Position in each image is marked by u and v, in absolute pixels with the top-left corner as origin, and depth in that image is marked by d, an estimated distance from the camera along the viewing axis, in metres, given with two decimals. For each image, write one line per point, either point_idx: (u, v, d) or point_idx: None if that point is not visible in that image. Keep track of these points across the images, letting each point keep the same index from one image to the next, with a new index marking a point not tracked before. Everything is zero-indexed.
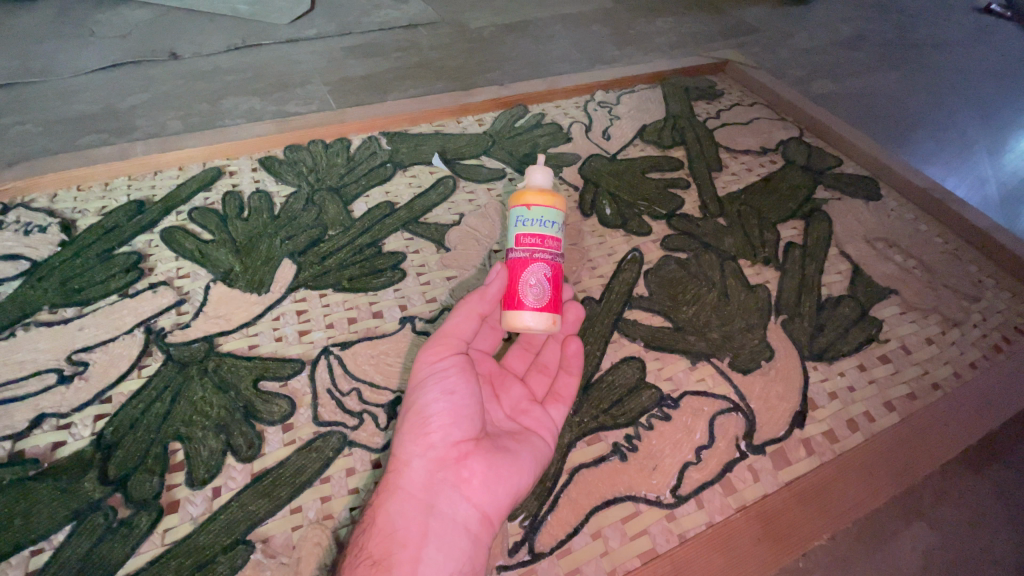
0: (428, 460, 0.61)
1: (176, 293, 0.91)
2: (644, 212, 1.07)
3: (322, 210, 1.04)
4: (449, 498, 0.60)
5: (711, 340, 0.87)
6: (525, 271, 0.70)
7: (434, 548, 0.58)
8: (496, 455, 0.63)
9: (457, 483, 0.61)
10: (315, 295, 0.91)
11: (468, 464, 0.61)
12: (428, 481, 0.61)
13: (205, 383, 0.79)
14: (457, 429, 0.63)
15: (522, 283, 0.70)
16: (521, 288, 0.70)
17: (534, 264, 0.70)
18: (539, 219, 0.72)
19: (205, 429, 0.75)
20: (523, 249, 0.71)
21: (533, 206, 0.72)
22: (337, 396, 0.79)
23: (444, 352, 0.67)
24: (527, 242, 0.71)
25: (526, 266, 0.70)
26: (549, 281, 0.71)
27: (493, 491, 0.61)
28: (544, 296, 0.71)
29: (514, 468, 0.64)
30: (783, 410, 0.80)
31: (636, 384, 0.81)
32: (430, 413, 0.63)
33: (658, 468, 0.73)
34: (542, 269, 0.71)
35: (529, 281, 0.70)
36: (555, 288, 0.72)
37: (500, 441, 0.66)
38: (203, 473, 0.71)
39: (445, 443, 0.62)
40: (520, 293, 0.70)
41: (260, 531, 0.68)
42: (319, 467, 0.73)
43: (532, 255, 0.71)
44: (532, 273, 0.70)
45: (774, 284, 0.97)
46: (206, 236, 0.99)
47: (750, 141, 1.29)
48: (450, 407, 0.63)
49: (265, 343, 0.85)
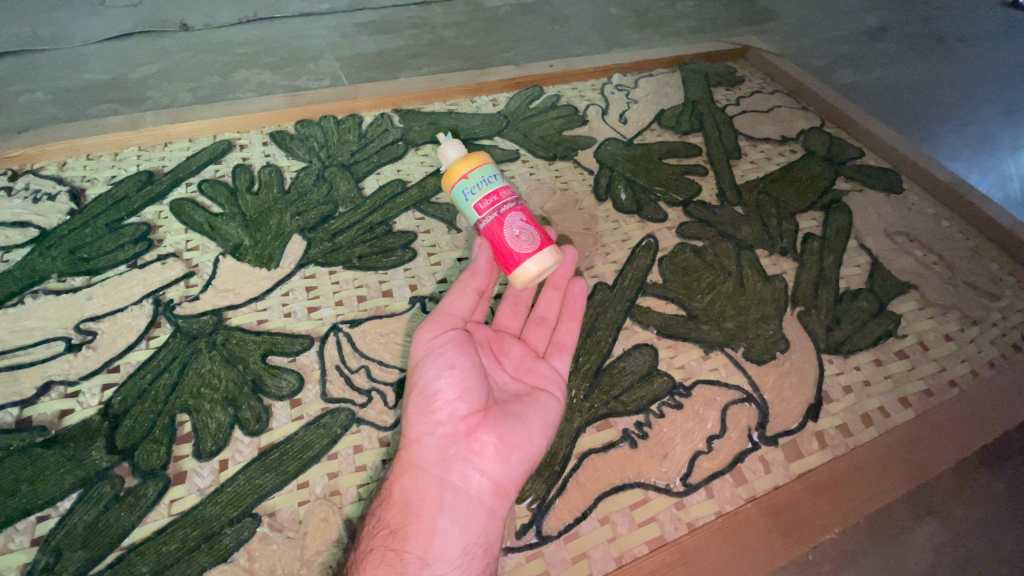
0: (438, 435, 0.62)
1: (185, 265, 0.90)
2: (660, 198, 1.05)
3: (333, 187, 1.03)
4: (462, 471, 0.60)
5: (725, 330, 0.85)
6: (502, 227, 0.70)
7: (449, 519, 0.58)
8: (507, 425, 0.63)
9: (469, 457, 0.61)
10: (325, 272, 0.90)
11: (478, 438, 0.61)
12: (440, 456, 0.61)
13: (214, 357, 0.78)
14: (464, 404, 0.62)
15: (507, 238, 0.70)
16: (508, 242, 0.70)
17: (503, 222, 0.70)
18: (482, 185, 0.73)
19: (213, 401, 0.74)
20: (488, 213, 0.72)
21: (472, 174, 0.73)
22: (346, 373, 0.78)
23: (444, 331, 0.67)
24: (487, 206, 0.72)
25: (501, 225, 0.71)
26: (528, 227, 0.71)
27: (506, 461, 0.61)
28: (533, 237, 0.71)
29: (525, 435, 0.63)
30: (798, 401, 0.78)
31: (647, 371, 0.79)
32: (436, 390, 0.63)
33: (669, 455, 0.71)
34: (516, 218, 0.71)
35: (513, 234, 0.70)
36: (538, 227, 0.73)
37: (509, 408, 0.65)
38: (211, 444, 0.70)
39: (454, 418, 0.62)
40: (512, 249, 0.70)
41: (267, 504, 0.66)
42: (327, 444, 0.71)
43: (498, 214, 0.71)
44: (511, 226, 0.70)
45: (791, 275, 0.94)
46: (216, 209, 0.99)
47: (768, 131, 1.27)
48: (454, 381, 0.63)
49: (274, 318, 0.84)
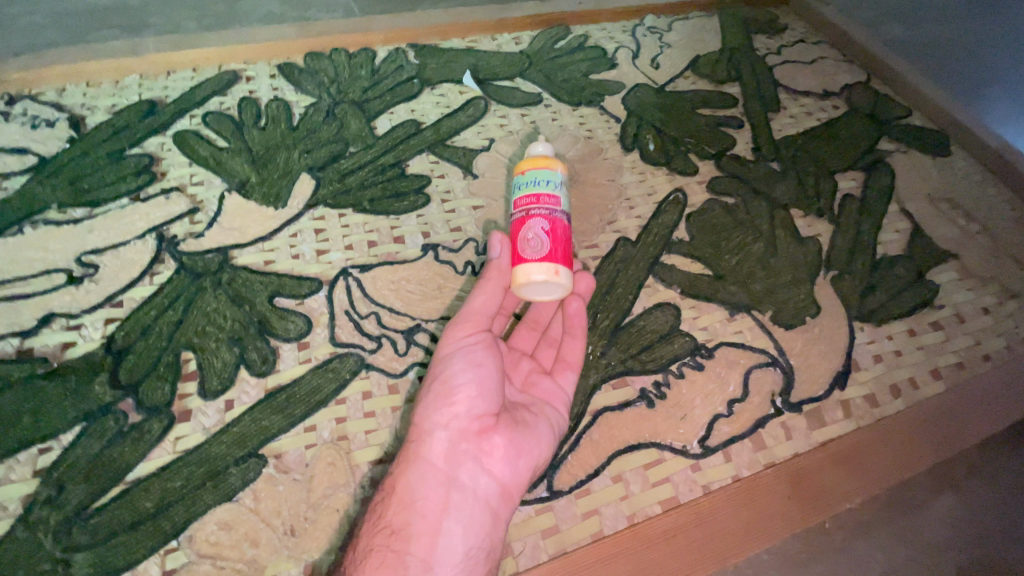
0: (451, 432, 0.57)
1: (189, 200, 0.87)
2: (691, 151, 0.99)
3: (343, 125, 0.97)
4: (471, 470, 0.57)
5: (754, 292, 0.80)
6: (521, 230, 0.64)
7: (454, 521, 0.54)
8: (520, 429, 0.59)
9: (480, 457, 0.57)
10: (334, 214, 0.86)
11: (492, 439, 0.57)
12: (451, 454, 0.57)
13: (219, 296, 0.75)
14: (483, 404, 0.58)
15: (519, 240, 0.64)
16: (517, 244, 0.64)
17: (525, 222, 0.64)
18: (533, 187, 0.67)
19: (219, 341, 0.71)
20: (519, 210, 0.66)
21: (529, 172, 0.68)
22: (354, 319, 0.75)
23: (471, 328, 0.62)
24: (523, 203, 0.66)
25: (522, 224, 0.64)
26: (546, 237, 0.63)
27: (514, 465, 0.58)
28: (543, 248, 0.63)
29: (535, 442, 0.60)
30: (826, 369, 0.74)
31: (668, 330, 0.76)
32: (456, 385, 0.58)
33: (688, 417, 0.69)
34: (539, 224, 0.64)
35: (526, 237, 0.63)
36: (560, 242, 0.64)
37: (521, 413, 0.61)
38: (216, 384, 0.68)
39: (471, 416, 0.58)
40: (517, 249, 0.63)
41: (272, 447, 0.64)
42: (335, 388, 0.68)
43: (528, 213, 0.65)
44: (528, 228, 0.64)
45: (826, 238, 0.89)
46: (221, 143, 0.94)
47: (809, 84, 1.18)
48: (476, 380, 0.59)
49: (281, 260, 0.80)
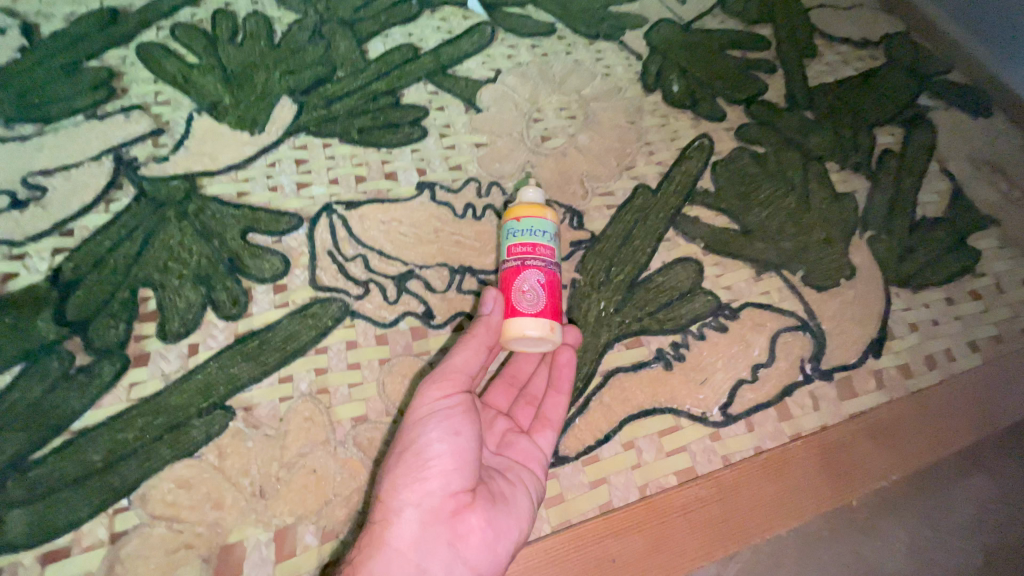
0: (422, 511, 0.46)
1: (153, 121, 0.76)
2: (719, 94, 0.89)
3: (331, 46, 0.86)
4: (442, 560, 0.45)
5: (783, 250, 0.73)
6: (515, 281, 0.56)
7: None
8: (502, 507, 0.49)
9: (454, 543, 0.46)
10: (319, 144, 0.76)
11: (469, 521, 0.47)
12: (418, 539, 0.45)
13: (185, 228, 0.66)
14: (461, 478, 0.47)
15: (513, 290, 0.55)
16: (510, 295, 0.55)
17: (519, 277, 0.56)
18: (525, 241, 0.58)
19: (183, 278, 0.63)
20: (513, 258, 0.57)
21: (524, 219, 0.59)
22: (339, 260, 0.66)
23: (450, 386, 0.51)
24: (517, 252, 0.57)
25: (516, 274, 0.56)
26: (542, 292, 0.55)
27: (493, 552, 0.47)
28: (540, 303, 0.55)
29: (517, 521, 0.50)
30: (859, 336, 0.68)
31: (689, 288, 0.68)
32: (433, 456, 0.47)
33: (709, 381, 0.62)
34: (536, 275, 0.56)
35: (521, 288, 0.55)
36: (556, 297, 0.57)
37: (503, 485, 0.51)
38: (178, 326, 0.60)
39: (446, 493, 0.47)
40: (511, 301, 0.55)
41: (242, 398, 0.56)
42: (315, 336, 0.60)
43: (523, 263, 0.56)
44: (525, 279, 0.55)
45: (863, 195, 0.81)
46: (191, 59, 0.82)
47: (849, 30, 1.06)
48: (455, 450, 0.48)
49: (257, 192, 0.71)
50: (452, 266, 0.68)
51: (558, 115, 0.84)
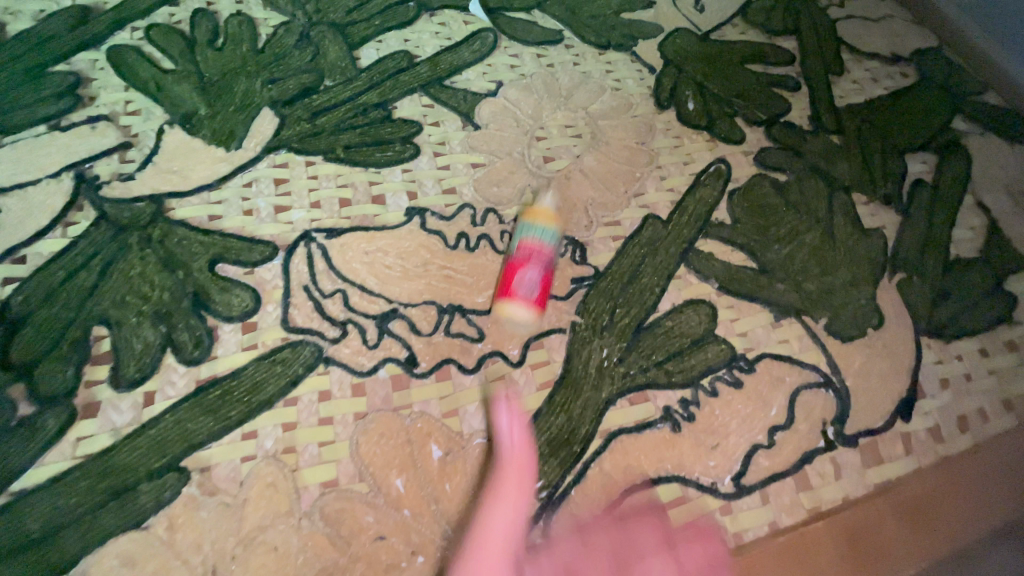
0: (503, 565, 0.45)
1: (121, 133, 0.69)
2: (738, 114, 0.82)
3: (319, 52, 0.79)
4: None
5: (806, 294, 0.66)
6: (517, 267, 0.59)
7: None
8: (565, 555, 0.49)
9: None
10: (300, 162, 0.70)
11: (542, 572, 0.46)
12: None
13: (146, 257, 0.60)
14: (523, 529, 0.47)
15: (513, 277, 0.59)
16: (509, 282, 0.59)
17: (522, 258, 0.59)
18: (533, 232, 0.61)
19: (141, 315, 0.57)
20: (519, 247, 0.61)
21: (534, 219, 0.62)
22: (315, 297, 0.60)
23: (496, 469, 0.51)
24: (524, 241, 0.61)
25: (519, 263, 0.60)
26: (536, 283, 0.59)
27: None
28: (534, 292, 0.59)
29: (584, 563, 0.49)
30: (886, 395, 0.62)
31: (701, 335, 0.62)
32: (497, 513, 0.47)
33: (720, 446, 0.56)
34: (537, 270, 0.59)
35: (522, 275, 0.59)
36: (549, 290, 0.60)
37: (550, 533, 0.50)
38: (133, 372, 0.54)
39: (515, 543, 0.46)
40: (509, 285, 0.59)
41: (199, 457, 0.51)
42: (284, 386, 0.54)
43: (528, 253, 0.60)
44: (525, 269, 0.59)
45: (893, 231, 0.74)
46: (167, 64, 0.76)
47: (878, 46, 0.98)
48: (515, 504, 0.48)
49: (229, 215, 0.64)
50: (441, 304, 0.61)
51: (563, 134, 0.77)
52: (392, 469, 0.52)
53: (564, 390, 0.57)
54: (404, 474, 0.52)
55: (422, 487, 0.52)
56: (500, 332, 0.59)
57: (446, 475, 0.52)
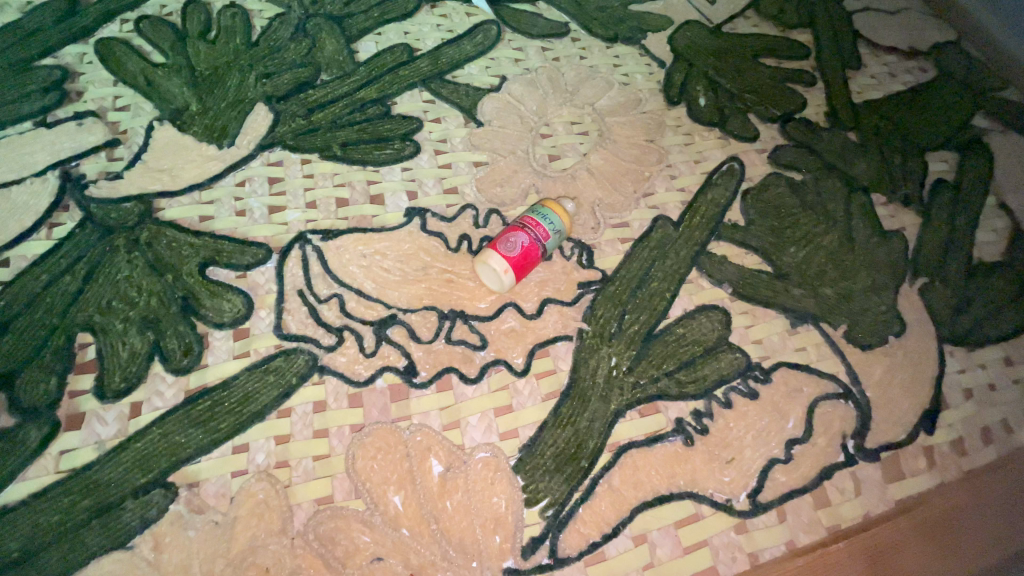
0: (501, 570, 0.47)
1: (109, 130, 0.67)
2: (751, 110, 0.79)
3: (316, 46, 0.76)
4: None
5: (824, 299, 0.63)
6: (515, 230, 0.59)
7: None
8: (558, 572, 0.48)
9: None
10: (295, 160, 0.67)
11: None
12: None
13: (134, 260, 0.57)
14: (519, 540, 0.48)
15: (505, 235, 0.59)
16: (501, 236, 0.59)
17: (519, 225, 0.59)
18: (542, 210, 0.61)
19: (128, 322, 0.54)
20: (523, 218, 0.61)
21: (547, 206, 0.62)
22: (311, 302, 0.57)
23: (497, 487, 0.50)
24: (528, 217, 0.60)
25: (518, 227, 0.59)
26: (518, 245, 0.58)
27: None
28: (512, 251, 0.58)
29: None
30: (906, 407, 0.59)
31: (714, 343, 0.59)
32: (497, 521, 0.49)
33: (735, 460, 0.53)
34: (527, 239, 0.59)
35: (514, 235, 0.59)
36: (529, 264, 0.59)
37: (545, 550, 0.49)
38: (119, 382, 0.52)
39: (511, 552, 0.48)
40: (498, 238, 0.59)
41: (188, 472, 0.48)
42: (276, 397, 0.52)
43: (528, 224, 0.60)
44: (519, 232, 0.59)
45: (913, 233, 0.71)
46: (157, 58, 0.73)
47: (895, 39, 0.94)
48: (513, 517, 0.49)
49: (221, 216, 0.62)
50: (441, 310, 0.58)
51: (568, 131, 0.74)
52: (390, 485, 0.49)
53: (570, 401, 0.54)
54: (402, 491, 0.49)
55: (422, 504, 0.49)
56: (503, 339, 0.57)
57: (446, 491, 0.50)
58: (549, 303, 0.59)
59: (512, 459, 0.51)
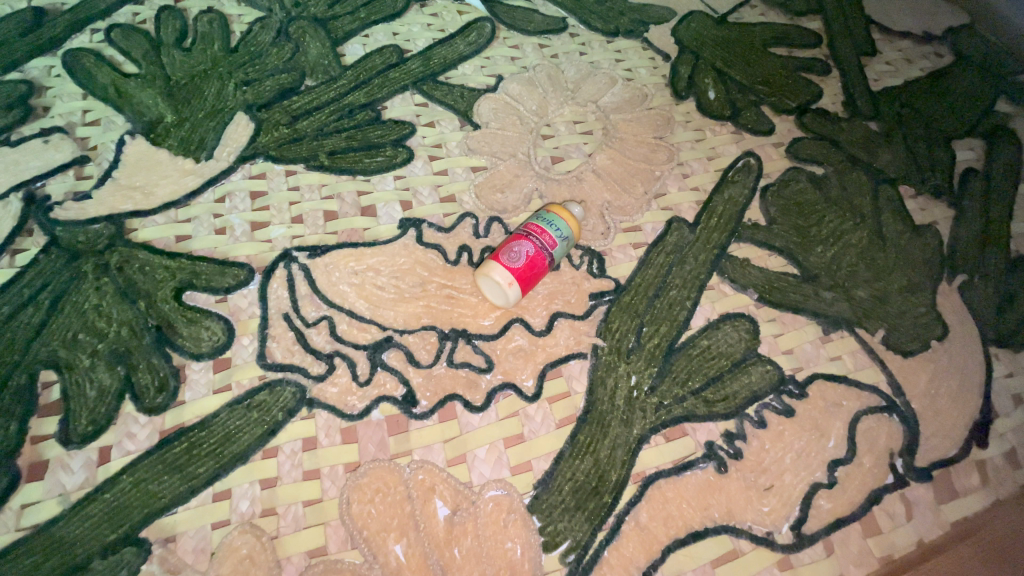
0: None
1: (77, 146, 0.62)
2: (765, 102, 0.74)
3: (299, 50, 0.72)
4: None
5: (857, 302, 0.58)
6: (519, 240, 0.54)
7: None
8: None
9: None
10: (279, 171, 0.62)
11: None
12: None
13: (102, 287, 0.52)
14: None
15: (508, 244, 0.54)
16: (504, 246, 0.54)
17: (524, 234, 0.54)
18: (547, 216, 0.56)
19: (96, 356, 0.49)
20: (527, 225, 0.56)
21: (553, 211, 0.57)
22: (298, 326, 0.52)
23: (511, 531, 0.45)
24: (533, 225, 0.55)
25: (522, 236, 0.54)
26: (524, 256, 0.53)
27: None
28: (517, 263, 0.53)
29: None
30: (955, 419, 0.54)
31: (742, 355, 0.54)
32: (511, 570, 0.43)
33: (773, 487, 0.48)
34: (532, 250, 0.53)
35: (518, 245, 0.53)
36: (536, 276, 0.54)
37: None
38: (85, 425, 0.46)
39: None
40: (501, 249, 0.54)
41: (163, 525, 0.43)
42: (261, 436, 0.46)
43: (533, 232, 0.54)
44: (523, 242, 0.54)
45: (945, 227, 0.66)
46: (130, 68, 0.68)
47: (909, 24, 0.89)
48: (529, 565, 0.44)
49: (199, 235, 0.57)
50: (442, 330, 0.53)
51: (571, 130, 0.69)
52: (390, 532, 0.44)
53: (588, 427, 0.49)
54: (404, 539, 0.44)
55: (426, 552, 0.44)
56: (510, 360, 0.52)
57: (453, 537, 0.44)
58: (559, 317, 0.54)
59: (526, 497, 0.46)
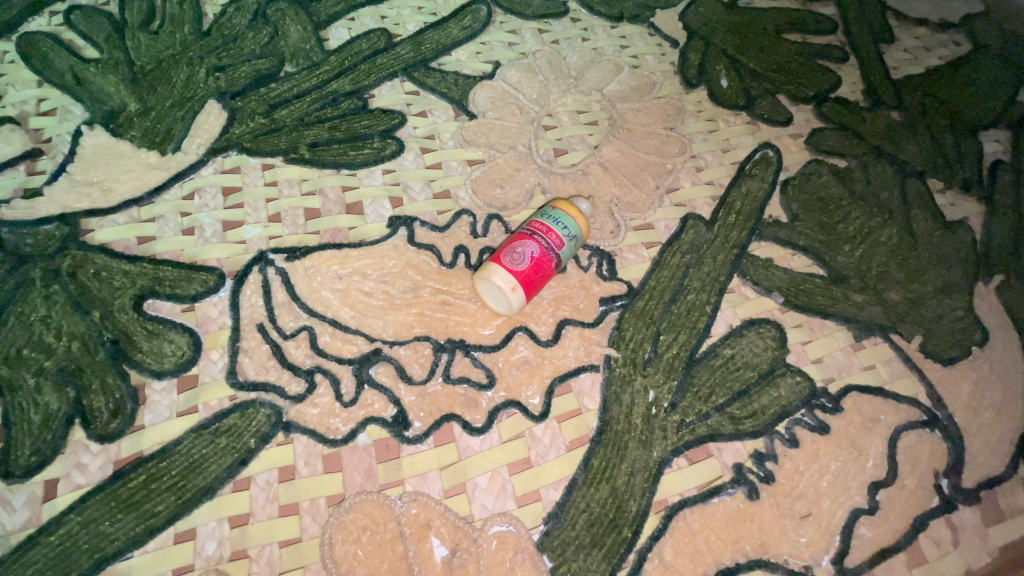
0: None
1: (29, 139, 0.55)
2: (781, 90, 0.69)
3: (277, 34, 0.66)
4: None
5: (891, 306, 0.53)
6: (523, 240, 0.48)
7: None
8: None
9: None
10: (255, 165, 0.56)
11: None
12: None
13: (52, 296, 0.46)
14: None
15: (510, 245, 0.48)
16: (506, 247, 0.48)
17: (527, 233, 0.49)
18: (552, 213, 0.51)
19: (42, 375, 0.43)
20: (531, 223, 0.50)
21: (558, 207, 0.52)
22: (275, 339, 0.46)
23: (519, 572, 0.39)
24: (537, 223, 0.50)
25: (525, 235, 0.49)
26: (528, 257, 0.47)
27: None
28: (521, 266, 0.47)
29: None
30: (1001, 434, 0.49)
31: (769, 366, 0.49)
32: None
33: (810, 515, 0.43)
34: (536, 251, 0.48)
35: (521, 246, 0.48)
36: (541, 279, 0.48)
37: None
38: (28, 455, 0.40)
39: None
40: (502, 250, 0.48)
41: (117, 572, 0.37)
42: (230, 466, 0.41)
43: (537, 231, 0.49)
44: (527, 242, 0.48)
45: (978, 223, 0.61)
46: (91, 53, 0.62)
47: (926, 10, 0.85)
48: None
49: (163, 236, 0.51)
50: (436, 341, 0.47)
51: (575, 121, 0.64)
52: None
53: (603, 451, 0.43)
54: None
55: None
56: (514, 374, 0.46)
57: None
58: (566, 326, 0.49)
59: (535, 532, 0.41)
